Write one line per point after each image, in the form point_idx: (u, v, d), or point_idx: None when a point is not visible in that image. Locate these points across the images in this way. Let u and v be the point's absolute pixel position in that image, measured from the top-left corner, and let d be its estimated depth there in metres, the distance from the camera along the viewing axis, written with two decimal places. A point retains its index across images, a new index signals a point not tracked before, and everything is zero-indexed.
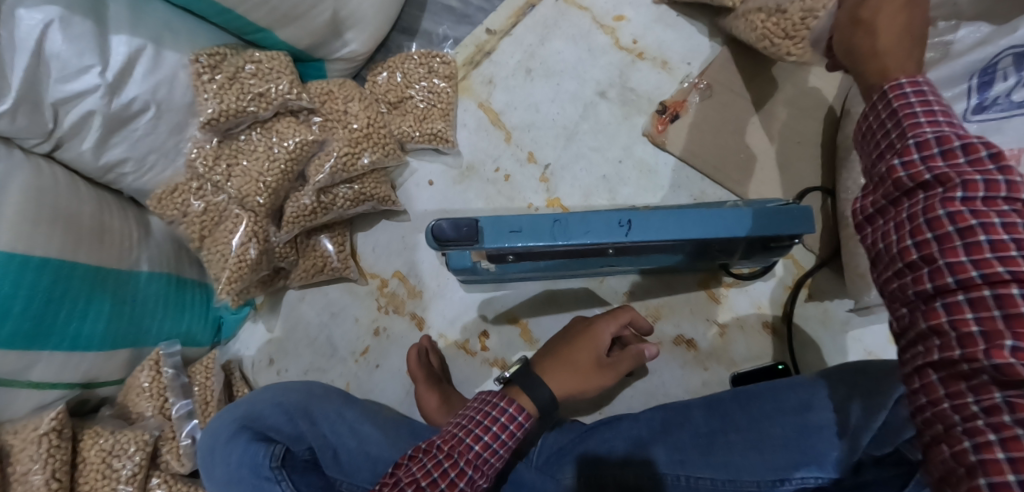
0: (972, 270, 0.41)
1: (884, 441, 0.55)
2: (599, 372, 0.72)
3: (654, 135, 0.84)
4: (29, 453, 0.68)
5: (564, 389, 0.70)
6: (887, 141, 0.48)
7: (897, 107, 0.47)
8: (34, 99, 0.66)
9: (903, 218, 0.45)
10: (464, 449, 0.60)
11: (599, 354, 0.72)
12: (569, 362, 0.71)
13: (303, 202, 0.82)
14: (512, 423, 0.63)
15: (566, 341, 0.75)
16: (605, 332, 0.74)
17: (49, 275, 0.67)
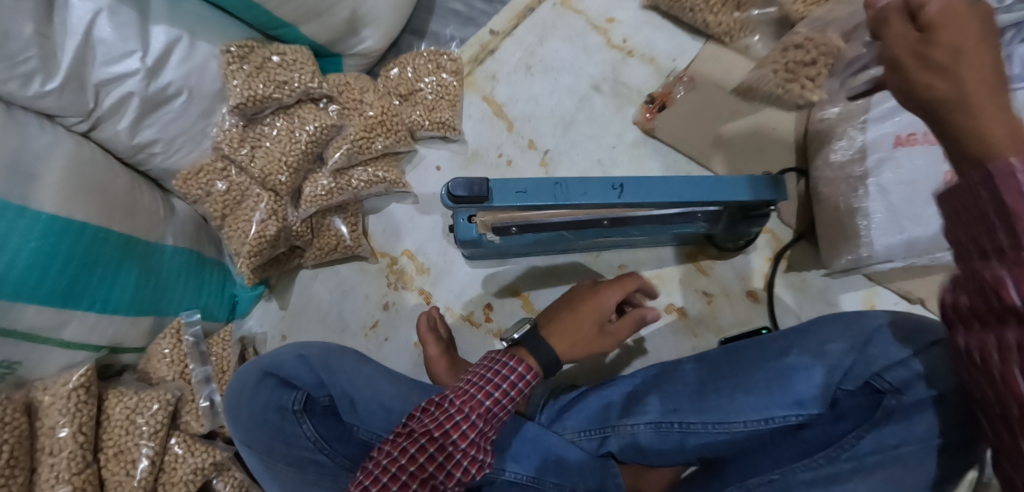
0: None
1: (856, 377, 0.64)
2: (600, 338, 0.75)
3: (643, 123, 0.92)
4: (57, 408, 0.72)
5: (569, 348, 0.74)
6: (999, 236, 0.36)
7: (1009, 198, 0.35)
8: (80, 79, 0.72)
9: (1001, 343, 0.36)
10: (474, 405, 0.63)
11: (601, 320, 0.75)
12: (571, 326, 0.75)
13: (321, 184, 0.89)
14: (525, 376, 0.67)
15: (572, 305, 0.78)
16: (608, 299, 0.77)
17: (87, 240, 0.71)
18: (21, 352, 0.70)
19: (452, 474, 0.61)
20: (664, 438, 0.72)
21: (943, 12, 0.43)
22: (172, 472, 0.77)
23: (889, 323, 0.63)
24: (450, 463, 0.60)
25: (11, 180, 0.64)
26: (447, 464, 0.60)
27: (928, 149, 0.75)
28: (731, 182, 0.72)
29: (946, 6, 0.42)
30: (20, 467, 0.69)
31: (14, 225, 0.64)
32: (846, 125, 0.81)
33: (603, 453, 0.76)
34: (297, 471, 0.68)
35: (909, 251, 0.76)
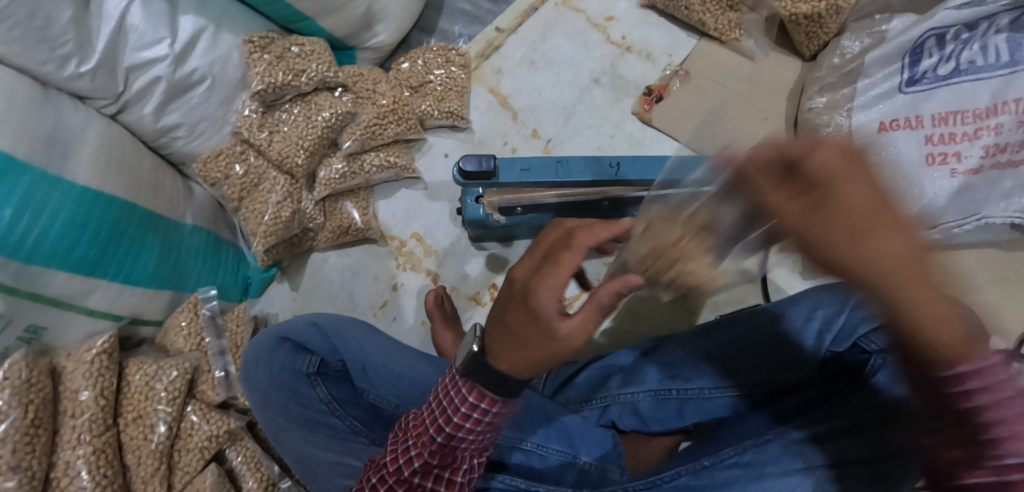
0: None
1: (842, 339, 0.69)
2: (564, 340, 0.47)
3: (642, 113, 0.99)
4: (81, 372, 0.75)
5: (525, 372, 0.49)
6: None
7: None
8: (111, 63, 0.75)
9: None
10: (430, 444, 0.54)
11: (550, 324, 0.47)
12: (513, 343, 0.49)
13: (335, 167, 0.94)
14: (490, 408, 0.51)
15: (507, 313, 0.51)
16: (547, 298, 0.48)
17: (116, 211, 0.73)
18: (48, 318, 0.71)
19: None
20: (663, 405, 0.76)
21: (821, 169, 0.40)
22: (187, 439, 0.81)
23: None
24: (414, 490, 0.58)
25: (48, 151, 0.66)
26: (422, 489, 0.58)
27: (908, 134, 0.82)
28: None
29: (829, 159, 0.40)
30: (43, 427, 0.72)
31: (49, 193, 0.66)
32: (833, 112, 0.89)
33: (604, 423, 0.79)
34: (308, 432, 0.72)
35: None
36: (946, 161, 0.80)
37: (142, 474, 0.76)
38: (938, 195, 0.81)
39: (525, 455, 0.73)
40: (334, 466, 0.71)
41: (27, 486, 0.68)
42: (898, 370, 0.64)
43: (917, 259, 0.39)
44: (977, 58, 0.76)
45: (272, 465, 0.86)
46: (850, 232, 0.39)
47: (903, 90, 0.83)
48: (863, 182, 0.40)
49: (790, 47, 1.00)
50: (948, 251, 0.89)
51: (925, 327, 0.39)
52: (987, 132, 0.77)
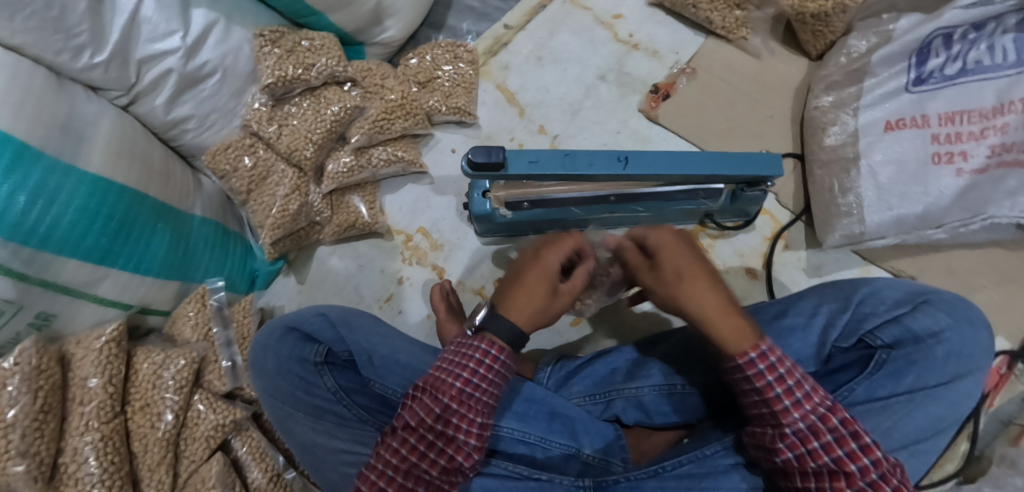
0: (863, 457, 0.52)
1: (850, 334, 0.67)
2: (556, 300, 0.66)
3: (647, 111, 1.00)
4: (90, 360, 0.75)
5: (530, 318, 0.63)
6: (748, 391, 0.57)
7: (751, 373, 0.56)
8: (124, 54, 0.75)
9: (799, 426, 0.54)
10: (449, 392, 0.58)
11: (554, 280, 0.66)
12: (525, 295, 0.64)
13: (342, 161, 0.95)
14: (502, 353, 0.60)
15: (517, 276, 0.67)
16: (552, 259, 0.67)
17: (128, 199, 0.73)
18: (58, 305, 0.72)
19: (448, 468, 0.58)
20: (665, 399, 0.77)
21: (657, 244, 0.65)
22: (193, 427, 0.82)
23: (882, 287, 0.68)
24: (441, 452, 0.57)
25: (62, 139, 0.67)
26: (437, 457, 0.57)
27: (914, 133, 0.82)
28: (740, 157, 0.72)
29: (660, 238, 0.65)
30: (52, 414, 0.72)
31: (63, 181, 0.66)
32: (839, 111, 0.88)
33: (607, 417, 0.79)
34: (314, 419, 0.71)
35: (899, 228, 0.84)
36: (953, 161, 0.80)
37: (149, 462, 0.77)
38: (943, 194, 0.80)
39: (528, 447, 0.74)
40: (340, 454, 0.69)
41: (36, 470, 0.69)
42: (901, 364, 0.62)
43: (713, 290, 0.61)
44: (983, 58, 0.78)
45: (277, 456, 0.87)
46: (673, 277, 0.63)
47: (910, 89, 0.83)
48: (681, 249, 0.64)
49: (797, 45, 1.00)
50: (952, 251, 0.89)
51: (711, 328, 0.59)
52: (994, 132, 0.77)
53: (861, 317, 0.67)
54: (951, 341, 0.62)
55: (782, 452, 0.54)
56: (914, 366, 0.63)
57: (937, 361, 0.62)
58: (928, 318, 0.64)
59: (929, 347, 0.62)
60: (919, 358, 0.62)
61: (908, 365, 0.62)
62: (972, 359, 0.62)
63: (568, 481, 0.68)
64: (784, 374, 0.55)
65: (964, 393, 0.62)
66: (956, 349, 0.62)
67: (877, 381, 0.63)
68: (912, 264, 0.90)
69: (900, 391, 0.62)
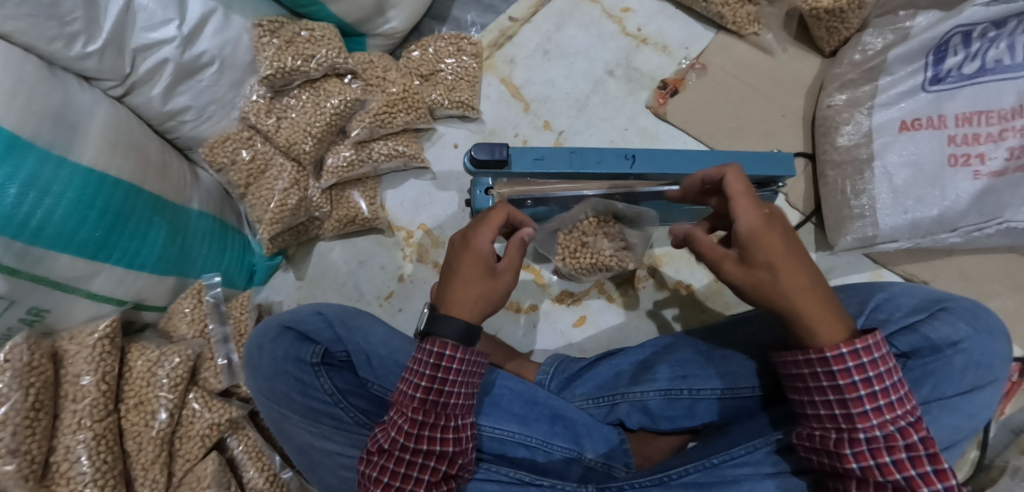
0: (937, 482, 0.51)
1: None
2: (496, 280, 0.62)
3: (656, 107, 0.98)
4: (83, 356, 0.74)
5: (474, 306, 0.61)
6: (825, 392, 0.55)
7: (838, 372, 0.54)
8: (119, 44, 0.73)
9: (875, 434, 0.53)
10: (412, 406, 0.58)
11: (488, 261, 0.62)
12: (461, 286, 0.61)
13: (343, 155, 0.93)
14: (458, 351, 0.59)
15: (446, 268, 0.64)
16: (480, 241, 0.62)
17: (122, 193, 0.71)
18: (51, 301, 0.70)
19: (436, 480, 0.58)
20: (672, 404, 0.75)
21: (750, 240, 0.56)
22: (188, 426, 0.80)
23: (899, 293, 0.66)
24: (417, 466, 0.57)
25: (54, 130, 0.65)
26: (420, 474, 0.57)
27: (931, 134, 0.80)
28: (753, 157, 0.70)
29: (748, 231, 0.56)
30: (44, 411, 0.71)
31: (55, 173, 0.64)
32: (854, 110, 0.86)
33: (611, 420, 0.78)
34: (311, 422, 0.71)
35: (913, 231, 0.82)
36: (969, 163, 0.78)
37: (143, 460, 0.76)
38: (960, 198, 0.78)
39: (529, 450, 0.72)
40: (334, 457, 0.69)
41: (26, 469, 0.68)
42: (917, 374, 0.61)
43: (808, 280, 0.55)
44: (1003, 57, 0.75)
45: (274, 455, 0.85)
46: (769, 277, 0.55)
47: (926, 89, 0.81)
48: (784, 241, 0.56)
49: (810, 42, 0.98)
50: (966, 256, 0.87)
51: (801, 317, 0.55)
52: (1013, 133, 0.75)
53: (877, 322, 0.65)
54: (970, 351, 0.60)
55: (848, 460, 0.53)
56: (931, 375, 0.61)
57: (954, 371, 0.60)
58: (946, 327, 0.61)
59: (947, 356, 0.61)
60: (936, 368, 0.61)
61: (924, 376, 0.61)
62: (990, 369, 0.60)
63: (571, 487, 0.67)
64: (892, 391, 0.53)
65: (983, 405, 0.60)
66: (976, 358, 0.60)
67: None
68: (924, 268, 0.88)
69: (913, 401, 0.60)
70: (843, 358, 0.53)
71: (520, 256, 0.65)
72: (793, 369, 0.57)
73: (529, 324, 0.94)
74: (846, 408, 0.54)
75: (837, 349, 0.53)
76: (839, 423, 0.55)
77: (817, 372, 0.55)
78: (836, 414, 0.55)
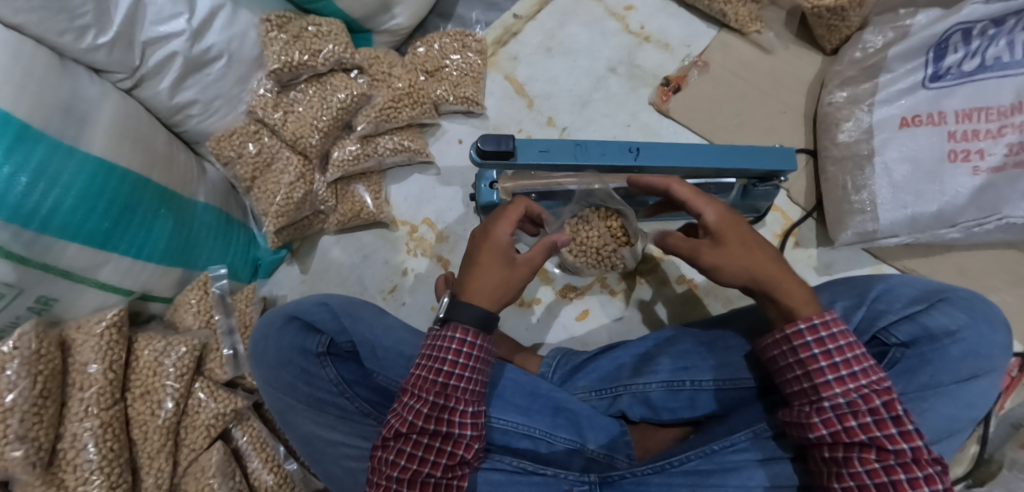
0: (902, 442, 0.54)
1: (863, 331, 0.66)
2: (514, 270, 0.66)
3: (658, 104, 0.99)
4: (91, 345, 0.74)
5: (494, 293, 0.64)
6: (795, 366, 0.59)
7: (800, 345, 0.58)
8: (128, 37, 0.74)
9: (839, 402, 0.56)
10: (433, 390, 0.60)
11: (507, 251, 0.66)
12: (482, 274, 0.65)
13: (348, 149, 0.94)
14: (477, 339, 0.61)
15: (467, 258, 0.67)
16: (501, 232, 0.66)
17: (130, 184, 0.72)
18: (59, 290, 0.71)
19: (453, 464, 0.60)
20: (674, 396, 0.75)
21: (720, 223, 0.64)
22: (194, 416, 0.81)
23: (898, 284, 0.67)
24: (435, 450, 0.59)
25: (64, 121, 0.66)
26: (438, 458, 0.59)
27: (930, 130, 0.81)
28: (756, 152, 0.70)
29: (718, 217, 0.64)
30: (51, 399, 0.71)
31: (64, 164, 0.65)
32: (854, 107, 0.87)
33: (613, 413, 0.79)
34: (316, 412, 0.72)
35: (913, 227, 0.83)
36: (969, 158, 0.79)
37: (149, 449, 0.76)
38: (959, 193, 0.79)
39: (532, 441, 0.73)
40: (340, 447, 0.70)
41: (34, 456, 0.68)
42: (915, 362, 0.62)
43: (772, 259, 0.63)
44: (1003, 54, 0.76)
45: (278, 446, 0.86)
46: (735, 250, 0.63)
47: (926, 86, 0.82)
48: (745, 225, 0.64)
49: (811, 40, 0.99)
50: (965, 251, 0.88)
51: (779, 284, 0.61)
52: (1012, 130, 0.76)
53: (878, 313, 0.65)
54: (967, 341, 0.61)
55: (819, 428, 0.56)
56: (930, 364, 0.62)
57: (951, 360, 0.61)
58: (944, 317, 0.62)
59: (944, 346, 0.62)
60: (934, 356, 0.62)
61: (922, 364, 0.62)
62: (987, 358, 0.61)
63: (573, 477, 0.68)
64: (853, 362, 0.56)
65: (979, 394, 0.61)
66: (973, 347, 0.61)
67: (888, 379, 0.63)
68: (923, 264, 0.89)
69: (911, 389, 0.61)
70: (801, 334, 0.58)
71: (542, 254, 0.69)
72: (768, 347, 0.62)
73: (532, 318, 0.95)
74: (812, 381, 0.58)
75: (795, 326, 0.59)
76: (809, 395, 0.58)
77: (784, 349, 0.60)
78: (805, 387, 0.59)
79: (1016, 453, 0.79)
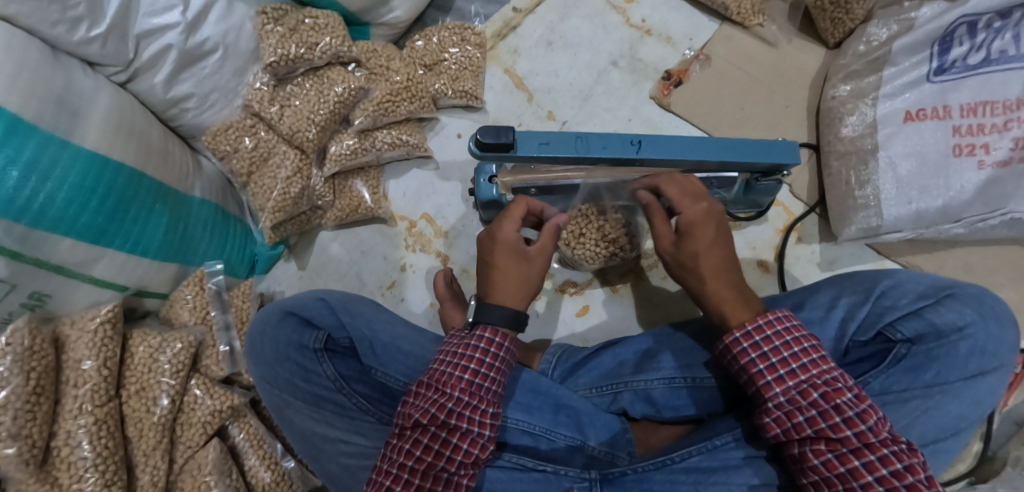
0: (847, 430, 0.54)
1: (868, 327, 0.65)
2: (531, 265, 0.68)
3: (660, 98, 0.98)
4: (84, 342, 0.73)
5: (518, 290, 0.66)
6: (741, 372, 0.61)
7: (736, 352, 0.61)
8: (122, 29, 0.72)
9: (779, 400, 0.57)
10: (459, 386, 0.60)
11: (520, 248, 0.68)
12: (502, 276, 0.66)
13: (346, 144, 0.92)
14: (505, 339, 0.64)
15: (483, 262, 0.69)
16: (507, 231, 0.68)
17: (125, 178, 0.71)
18: (52, 285, 0.70)
19: (468, 462, 0.59)
20: (676, 393, 0.75)
21: (688, 224, 0.66)
22: (190, 413, 0.80)
23: (905, 280, 0.66)
24: (451, 445, 0.58)
25: (57, 113, 0.65)
26: (453, 453, 0.58)
27: (936, 124, 0.80)
28: (759, 145, 0.69)
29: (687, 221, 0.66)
30: (45, 396, 0.71)
31: (57, 156, 0.64)
32: (858, 101, 0.86)
33: (614, 410, 0.78)
34: (313, 408, 0.70)
35: (917, 222, 0.82)
36: (974, 153, 0.78)
37: (144, 447, 0.76)
38: (965, 188, 0.78)
39: (532, 439, 0.72)
40: (337, 444, 0.69)
41: (27, 454, 0.67)
42: (921, 359, 0.62)
43: (722, 270, 0.65)
44: (1008, 47, 0.76)
45: (275, 444, 0.85)
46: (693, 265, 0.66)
47: (931, 79, 0.81)
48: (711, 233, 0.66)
49: (814, 33, 0.98)
50: (970, 247, 0.87)
51: (718, 303, 0.65)
52: (1018, 124, 0.75)
53: (883, 309, 0.65)
54: (975, 337, 0.61)
55: (771, 428, 0.58)
56: (936, 361, 0.61)
57: (959, 357, 0.60)
58: (952, 313, 0.62)
59: (952, 342, 0.61)
60: (941, 354, 0.61)
61: (929, 362, 0.61)
62: (995, 355, 0.61)
63: (573, 473, 0.67)
64: (790, 359, 0.58)
65: (986, 392, 0.61)
66: (981, 344, 0.61)
67: (893, 376, 0.62)
68: (928, 260, 0.88)
69: (916, 386, 0.61)
70: (736, 342, 0.60)
71: (554, 241, 0.70)
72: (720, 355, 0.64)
73: (532, 315, 0.94)
74: (756, 384, 0.59)
75: (730, 335, 0.61)
76: (757, 398, 0.60)
77: (729, 357, 0.62)
78: (754, 390, 0.60)
79: (1020, 451, 0.78)
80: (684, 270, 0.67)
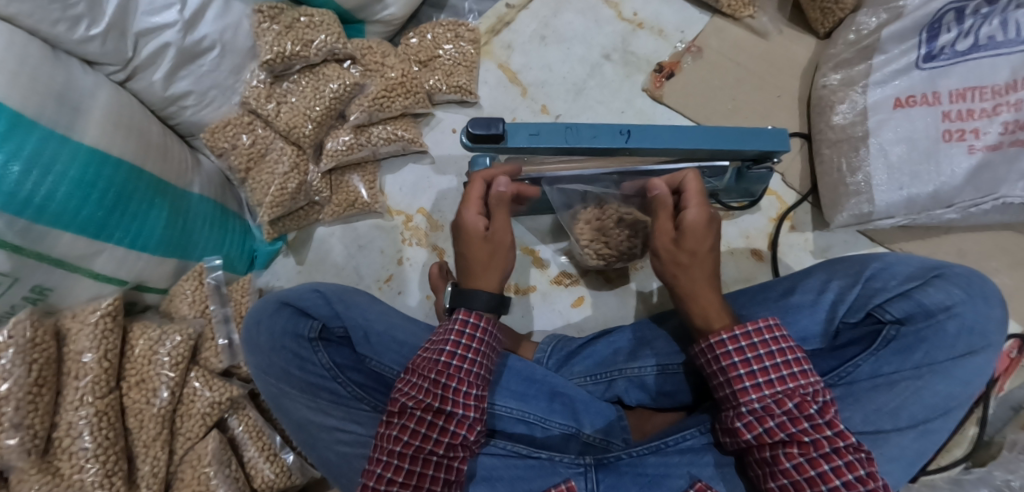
0: (817, 436, 0.55)
1: (858, 309, 0.66)
2: (500, 248, 0.68)
3: (653, 90, 0.99)
4: (86, 334, 0.74)
5: (490, 274, 0.67)
6: (720, 376, 0.60)
7: (720, 354, 0.59)
8: (122, 28, 0.74)
9: (755, 406, 0.57)
10: (436, 368, 0.61)
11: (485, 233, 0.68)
12: (477, 262, 0.67)
13: (342, 139, 0.94)
14: (481, 320, 0.64)
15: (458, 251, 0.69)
16: (469, 219, 0.68)
17: (124, 172, 0.72)
18: (54, 279, 0.71)
19: (454, 443, 0.60)
20: (670, 379, 0.75)
21: (693, 225, 0.64)
22: (189, 405, 0.81)
23: (895, 262, 0.66)
24: (437, 426, 0.59)
25: (57, 109, 0.66)
26: (439, 436, 0.59)
27: (925, 111, 0.81)
28: (749, 134, 0.69)
29: (695, 223, 0.64)
30: (47, 387, 0.72)
31: (59, 151, 0.65)
32: (848, 89, 0.87)
33: (609, 397, 0.78)
34: (310, 397, 0.71)
35: (909, 208, 0.83)
36: (964, 138, 0.78)
37: (144, 438, 0.77)
38: (954, 173, 0.79)
39: (527, 427, 0.73)
40: (334, 432, 0.69)
41: (29, 443, 0.69)
42: (911, 341, 0.62)
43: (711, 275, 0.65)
44: (996, 33, 0.76)
45: (274, 435, 0.86)
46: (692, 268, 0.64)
47: (920, 66, 0.81)
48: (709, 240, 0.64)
49: (805, 24, 0.99)
50: (963, 234, 0.87)
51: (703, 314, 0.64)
52: (1007, 108, 0.76)
53: (873, 291, 0.65)
54: (963, 316, 0.61)
55: (743, 433, 0.57)
56: (926, 341, 0.62)
57: (947, 337, 0.61)
58: (940, 293, 0.62)
59: (940, 322, 0.62)
60: (929, 334, 0.62)
61: (918, 342, 0.62)
62: (984, 335, 0.61)
63: (568, 459, 0.67)
64: (772, 367, 0.57)
65: (978, 371, 0.61)
66: (969, 323, 0.61)
67: (884, 358, 0.63)
68: (920, 246, 0.88)
69: (906, 367, 0.62)
70: (721, 343, 0.59)
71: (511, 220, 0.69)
72: (696, 358, 0.63)
73: (528, 306, 0.95)
74: (732, 388, 0.59)
75: (716, 336, 0.60)
76: (732, 402, 0.59)
77: (707, 358, 0.61)
78: (727, 394, 0.60)
79: (1016, 435, 0.79)
80: (678, 267, 0.65)
